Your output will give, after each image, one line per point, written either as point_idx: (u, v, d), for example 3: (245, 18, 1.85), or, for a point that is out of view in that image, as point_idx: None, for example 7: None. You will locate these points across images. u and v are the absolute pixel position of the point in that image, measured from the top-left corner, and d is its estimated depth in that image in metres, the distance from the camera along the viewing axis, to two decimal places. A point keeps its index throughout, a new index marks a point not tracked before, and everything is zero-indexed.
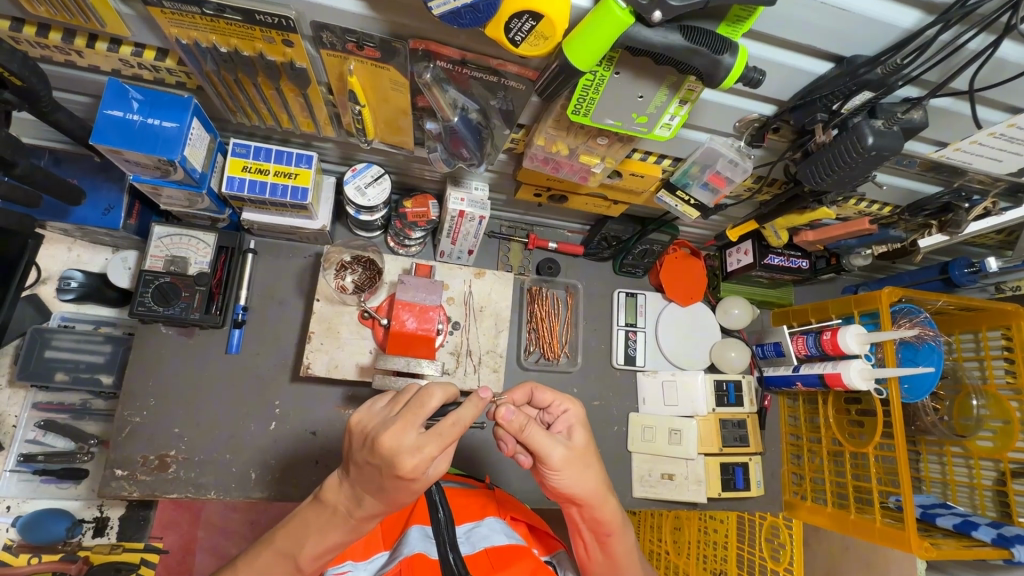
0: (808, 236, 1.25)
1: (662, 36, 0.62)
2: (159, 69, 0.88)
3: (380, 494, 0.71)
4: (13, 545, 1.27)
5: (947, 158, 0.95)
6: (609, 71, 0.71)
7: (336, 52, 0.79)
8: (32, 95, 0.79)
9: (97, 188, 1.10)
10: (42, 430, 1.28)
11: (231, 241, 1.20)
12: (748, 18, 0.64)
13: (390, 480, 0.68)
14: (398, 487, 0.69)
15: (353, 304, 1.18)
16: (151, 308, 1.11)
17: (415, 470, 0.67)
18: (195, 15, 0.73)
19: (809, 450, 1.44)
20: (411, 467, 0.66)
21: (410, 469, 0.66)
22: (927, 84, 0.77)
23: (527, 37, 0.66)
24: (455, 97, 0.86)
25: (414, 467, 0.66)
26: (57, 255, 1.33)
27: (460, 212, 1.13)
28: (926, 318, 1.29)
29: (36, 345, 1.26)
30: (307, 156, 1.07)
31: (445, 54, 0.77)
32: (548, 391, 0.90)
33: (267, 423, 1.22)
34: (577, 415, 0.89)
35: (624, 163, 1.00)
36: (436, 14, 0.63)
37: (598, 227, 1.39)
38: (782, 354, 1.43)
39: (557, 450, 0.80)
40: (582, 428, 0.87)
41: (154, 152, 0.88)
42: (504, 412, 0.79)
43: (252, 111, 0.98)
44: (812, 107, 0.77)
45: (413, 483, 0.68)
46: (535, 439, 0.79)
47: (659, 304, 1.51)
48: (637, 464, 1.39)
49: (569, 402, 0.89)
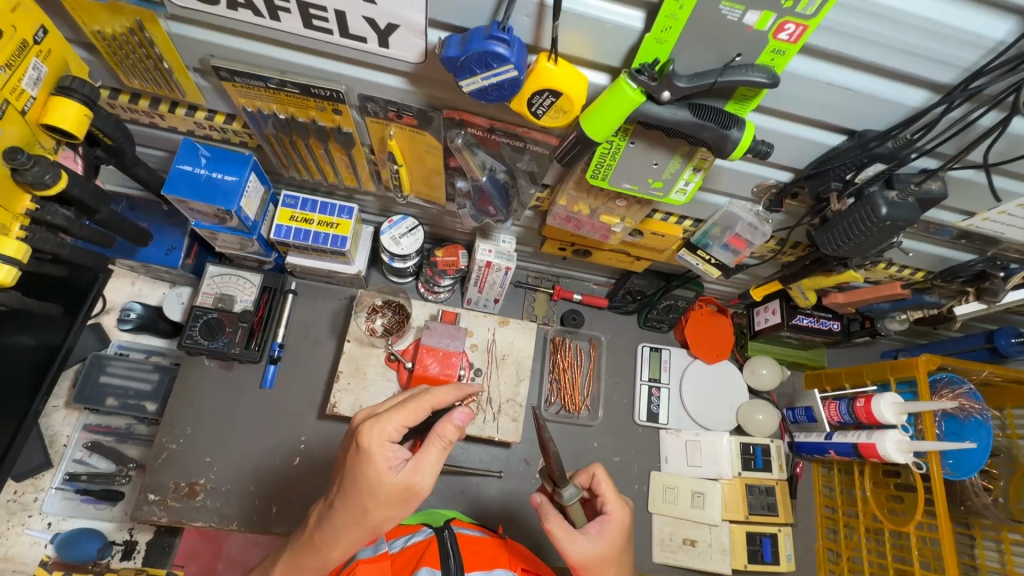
0: (838, 298, 1.23)
1: (671, 112, 0.67)
2: (226, 131, 1.00)
3: (350, 497, 0.75)
4: (49, 562, 1.30)
5: (976, 226, 0.94)
6: (625, 141, 0.76)
7: (378, 119, 0.88)
8: (119, 152, 0.91)
9: (163, 231, 1.22)
10: (88, 451, 1.37)
11: (274, 282, 1.30)
12: (755, 96, 0.68)
13: (354, 458, 0.75)
14: (366, 484, 0.73)
15: (381, 346, 1.23)
16: (198, 341, 1.20)
17: (379, 449, 0.73)
18: (261, 88, 0.84)
19: (845, 525, 1.36)
20: (371, 438, 0.73)
21: (368, 438, 0.73)
22: (944, 155, 0.78)
23: (548, 111, 0.72)
24: (484, 160, 0.94)
25: (372, 436, 0.73)
26: (121, 288, 1.47)
27: (487, 262, 1.19)
28: (970, 389, 1.23)
29: (94, 369, 1.38)
30: (349, 208, 1.17)
31: (474, 122, 0.84)
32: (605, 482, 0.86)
33: (292, 457, 1.26)
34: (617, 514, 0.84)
35: (644, 224, 1.04)
36: (466, 91, 0.70)
37: (623, 282, 1.43)
38: (814, 420, 1.38)
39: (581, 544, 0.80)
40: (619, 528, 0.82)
41: (215, 202, 0.99)
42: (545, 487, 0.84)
43: (304, 166, 1.08)
44: (826, 176, 0.79)
45: (373, 471, 0.73)
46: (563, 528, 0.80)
47: (684, 360, 1.49)
48: (659, 526, 1.34)
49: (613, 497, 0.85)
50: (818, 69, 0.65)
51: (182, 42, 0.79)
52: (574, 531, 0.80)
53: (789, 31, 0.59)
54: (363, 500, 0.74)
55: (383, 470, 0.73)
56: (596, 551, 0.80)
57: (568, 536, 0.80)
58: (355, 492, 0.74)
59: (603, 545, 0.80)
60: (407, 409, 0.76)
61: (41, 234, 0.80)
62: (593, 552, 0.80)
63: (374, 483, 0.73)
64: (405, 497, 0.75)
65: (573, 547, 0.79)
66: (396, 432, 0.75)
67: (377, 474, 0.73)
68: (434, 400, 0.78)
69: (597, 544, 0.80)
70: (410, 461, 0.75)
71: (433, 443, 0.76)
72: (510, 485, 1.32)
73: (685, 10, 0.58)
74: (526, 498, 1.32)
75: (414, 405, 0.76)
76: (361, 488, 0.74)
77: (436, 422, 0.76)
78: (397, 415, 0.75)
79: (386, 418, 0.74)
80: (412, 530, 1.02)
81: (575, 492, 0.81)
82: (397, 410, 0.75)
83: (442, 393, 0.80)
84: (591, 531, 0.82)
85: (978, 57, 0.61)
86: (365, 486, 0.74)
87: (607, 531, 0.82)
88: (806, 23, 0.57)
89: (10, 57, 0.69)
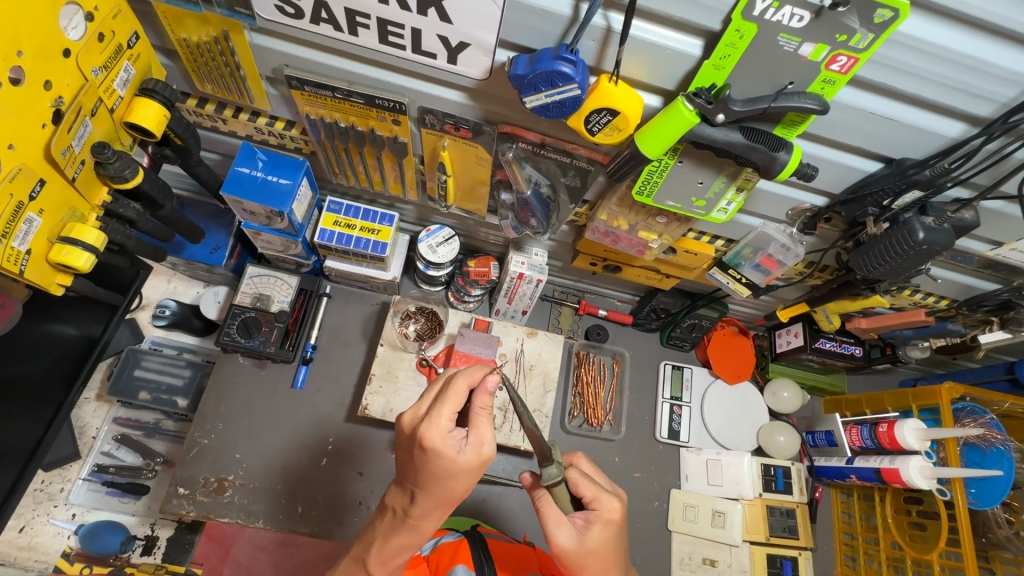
0: (862, 323, 1.27)
1: (723, 134, 0.71)
2: (284, 137, 1.05)
3: (433, 487, 0.77)
4: (71, 553, 1.30)
5: (1003, 256, 0.98)
6: (673, 159, 0.81)
7: (434, 131, 0.92)
8: (186, 151, 0.95)
9: (209, 230, 1.26)
10: (117, 444, 1.39)
11: (310, 285, 1.32)
12: (802, 122, 0.72)
13: (421, 457, 0.76)
14: (444, 472, 0.75)
15: (413, 351, 1.26)
16: (235, 338, 1.22)
17: (443, 441, 0.74)
18: (327, 98, 0.89)
19: (865, 552, 1.35)
20: (432, 437, 0.74)
21: (432, 437, 0.74)
22: (977, 186, 0.82)
23: (604, 128, 0.76)
24: (530, 173, 0.98)
25: (433, 435, 0.74)
26: (158, 285, 1.51)
27: (520, 274, 1.22)
28: (993, 419, 1.24)
29: (128, 363, 1.42)
30: (390, 216, 1.21)
31: (526, 137, 0.89)
32: (592, 483, 0.81)
33: (320, 458, 1.28)
34: (609, 508, 0.80)
35: (679, 241, 1.07)
36: (528, 107, 0.74)
37: (648, 299, 1.46)
38: (834, 444, 1.39)
39: (563, 535, 0.78)
40: (606, 526, 0.80)
41: (268, 204, 1.03)
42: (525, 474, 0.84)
43: (353, 173, 1.12)
44: (864, 201, 0.83)
45: (445, 460, 0.74)
46: (545, 514, 0.79)
47: (705, 380, 1.51)
48: (678, 545, 1.35)
49: (605, 499, 0.81)
50: (864, 100, 0.70)
51: (260, 53, 0.85)
52: (560, 518, 0.79)
53: (841, 63, 0.63)
54: (445, 482, 0.76)
55: (454, 457, 0.74)
56: (579, 543, 0.78)
57: (551, 521, 0.78)
58: (436, 481, 0.76)
59: (588, 538, 0.79)
60: (448, 394, 0.76)
61: (113, 226, 0.85)
62: (576, 542, 0.78)
63: (451, 470, 0.75)
64: (481, 467, 0.77)
65: (557, 533, 0.78)
66: (448, 417, 0.76)
67: (449, 462, 0.74)
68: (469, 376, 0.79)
69: (583, 536, 0.79)
70: (471, 437, 0.77)
71: (482, 415, 0.78)
72: (532, 496, 1.33)
73: (744, 40, 0.63)
74: None
75: (453, 393, 0.76)
76: (440, 476, 0.76)
77: (475, 397, 0.77)
78: (446, 405, 0.75)
79: (436, 413, 0.74)
80: (442, 531, 1.01)
81: (556, 475, 0.78)
82: (442, 402, 0.76)
83: (470, 370, 0.79)
84: (579, 522, 0.80)
85: (1016, 94, 0.65)
86: (442, 472, 0.75)
87: (591, 527, 0.79)
88: (858, 56, 0.62)
89: (107, 59, 0.75)
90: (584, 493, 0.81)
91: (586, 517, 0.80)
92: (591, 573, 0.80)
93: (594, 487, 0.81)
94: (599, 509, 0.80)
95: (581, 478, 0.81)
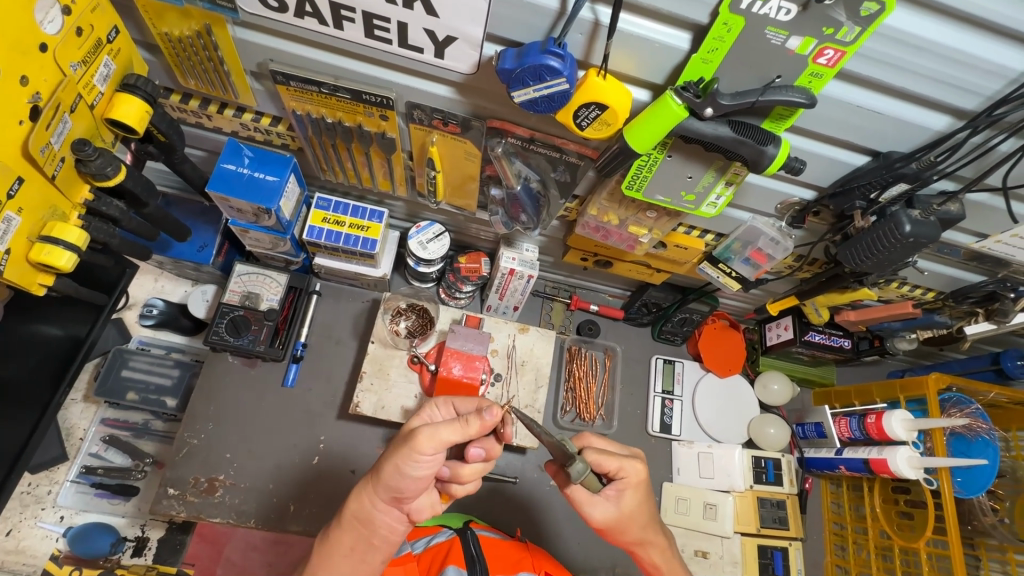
0: (851, 316, 1.26)
1: (712, 128, 0.71)
2: (270, 133, 1.03)
3: (378, 455, 0.77)
4: (59, 556, 1.30)
5: (989, 247, 0.99)
6: (662, 154, 0.81)
7: (422, 126, 0.91)
8: (170, 148, 0.93)
9: (196, 228, 1.24)
10: (105, 445, 1.38)
11: (300, 282, 1.31)
12: (790, 116, 0.72)
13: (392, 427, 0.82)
14: (392, 439, 0.77)
15: (404, 348, 1.25)
16: (224, 337, 1.21)
17: (411, 410, 0.80)
18: (313, 93, 0.87)
19: (854, 542, 1.37)
20: (408, 405, 0.81)
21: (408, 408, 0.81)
22: (962, 178, 0.82)
23: (593, 123, 0.75)
24: (520, 169, 0.98)
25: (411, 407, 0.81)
26: (145, 284, 1.49)
27: (511, 269, 1.22)
28: (978, 409, 1.25)
29: (116, 363, 1.40)
30: (380, 212, 1.20)
31: (515, 132, 0.88)
32: (613, 457, 0.80)
33: (311, 456, 1.28)
34: (637, 470, 0.80)
35: (669, 236, 1.07)
36: (517, 101, 0.73)
37: (639, 294, 1.46)
38: (824, 435, 1.41)
39: (599, 511, 0.80)
40: (639, 486, 0.81)
41: (255, 201, 1.01)
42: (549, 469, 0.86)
43: (341, 170, 1.11)
44: (852, 194, 0.83)
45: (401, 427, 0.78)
46: (578, 498, 0.80)
47: (697, 373, 1.52)
48: (672, 537, 1.35)
49: (628, 465, 0.80)
50: (851, 94, 0.70)
51: (243, 46, 0.83)
52: (593, 497, 0.80)
53: (828, 56, 0.63)
54: (386, 438, 0.78)
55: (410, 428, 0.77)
56: (618, 512, 0.81)
57: (585, 503, 0.80)
58: (383, 450, 0.77)
59: (625, 504, 0.81)
60: (462, 398, 0.86)
61: (95, 224, 0.83)
62: (615, 511, 0.80)
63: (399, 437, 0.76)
64: (407, 441, 0.73)
65: (593, 511, 0.80)
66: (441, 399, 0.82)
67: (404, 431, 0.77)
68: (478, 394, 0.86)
69: (619, 504, 0.81)
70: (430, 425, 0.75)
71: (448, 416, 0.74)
72: (525, 491, 1.33)
73: (732, 33, 0.63)
74: (541, 504, 1.33)
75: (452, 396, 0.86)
76: (391, 432, 0.78)
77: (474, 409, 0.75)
78: (449, 388, 0.85)
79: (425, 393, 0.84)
80: (433, 529, 1.01)
81: (583, 469, 0.75)
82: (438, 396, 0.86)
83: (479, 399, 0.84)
84: (611, 493, 0.81)
85: (1000, 87, 0.65)
86: (394, 426, 0.79)
87: (625, 494, 0.80)
88: (845, 50, 0.62)
89: (86, 54, 0.73)
90: (608, 468, 0.80)
91: (617, 487, 0.81)
92: (632, 533, 0.83)
93: (614, 459, 0.80)
94: (625, 476, 0.80)
95: (600, 455, 0.80)
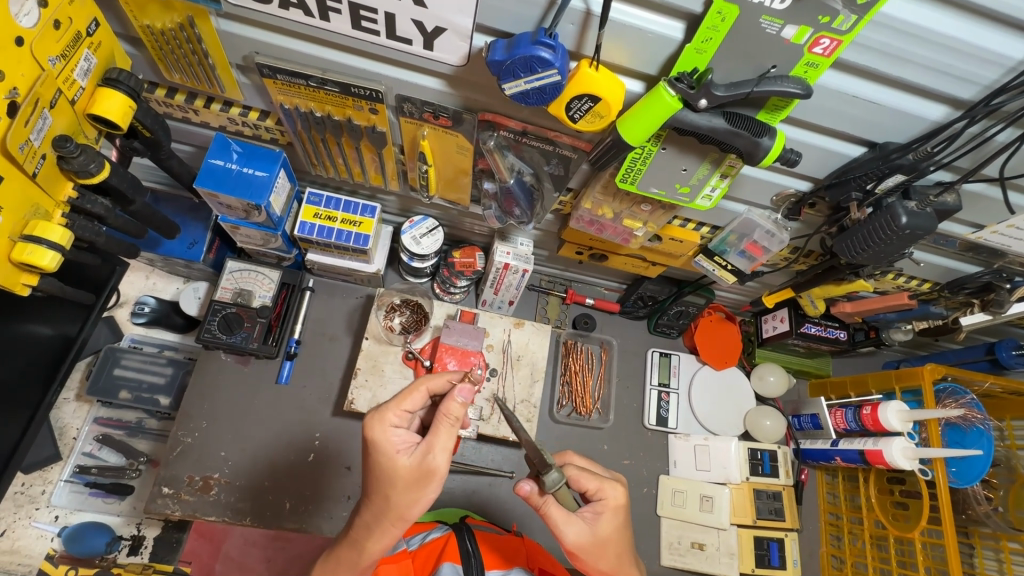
0: (846, 308, 1.27)
1: (706, 120, 0.70)
2: (258, 127, 1.02)
3: (373, 492, 0.78)
4: (55, 555, 1.29)
5: (985, 238, 0.98)
6: (656, 146, 0.79)
7: (413, 120, 0.90)
8: (156, 144, 0.92)
9: (186, 225, 1.22)
10: (98, 444, 1.37)
11: (293, 279, 1.30)
12: (786, 106, 0.71)
13: (370, 462, 0.78)
14: (384, 476, 0.76)
15: (399, 344, 1.24)
16: (216, 335, 1.20)
17: (384, 437, 0.77)
18: (301, 86, 0.86)
19: (849, 532, 1.37)
20: (376, 436, 0.77)
21: (380, 439, 0.77)
22: (959, 169, 0.82)
23: (585, 115, 0.74)
24: (512, 162, 0.96)
25: (382, 438, 0.77)
26: (136, 281, 1.47)
27: (505, 264, 1.21)
28: (973, 399, 1.25)
29: (108, 362, 1.39)
30: (372, 207, 1.18)
31: (508, 124, 0.86)
32: (594, 475, 0.82)
33: (306, 453, 1.27)
34: (617, 492, 0.81)
35: (665, 229, 1.06)
36: (508, 94, 0.72)
37: (635, 288, 1.45)
38: (819, 427, 1.41)
39: (573, 531, 0.78)
40: (618, 511, 0.81)
41: (244, 197, 0.99)
42: (522, 485, 0.79)
43: (331, 164, 1.10)
44: (847, 185, 0.83)
45: (386, 462, 0.76)
46: (553, 517, 0.77)
47: (693, 366, 1.51)
48: (667, 529, 1.36)
49: (610, 488, 0.81)
50: (848, 84, 0.69)
51: (228, 40, 0.81)
52: (568, 515, 0.78)
53: (824, 45, 0.62)
54: (384, 490, 0.76)
55: (398, 459, 0.76)
56: (593, 535, 0.79)
57: (561, 521, 0.77)
58: (379, 487, 0.77)
59: (600, 526, 0.79)
60: (409, 398, 0.81)
61: (80, 222, 0.82)
62: (589, 534, 0.78)
63: (390, 474, 0.76)
64: (424, 480, 0.75)
65: (568, 531, 0.77)
66: (398, 418, 0.79)
67: (389, 462, 0.76)
68: (429, 383, 0.83)
69: (595, 525, 0.79)
70: (422, 443, 0.77)
71: (443, 424, 0.76)
72: None
73: (726, 23, 0.61)
74: None
75: (410, 392, 0.81)
76: (384, 489, 0.76)
77: (442, 402, 0.75)
78: (395, 403, 0.79)
79: (388, 408, 0.78)
80: (429, 526, 1.01)
81: (559, 480, 0.77)
82: (395, 401, 0.79)
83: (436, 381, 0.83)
84: (588, 514, 0.80)
85: (998, 75, 0.65)
86: (382, 477, 0.77)
87: (602, 516, 0.80)
88: (841, 39, 0.61)
89: (65, 48, 0.71)
90: (586, 486, 0.82)
91: (595, 508, 0.81)
92: (605, 562, 0.80)
93: (594, 478, 0.82)
94: (605, 498, 0.81)
95: (581, 473, 0.82)
